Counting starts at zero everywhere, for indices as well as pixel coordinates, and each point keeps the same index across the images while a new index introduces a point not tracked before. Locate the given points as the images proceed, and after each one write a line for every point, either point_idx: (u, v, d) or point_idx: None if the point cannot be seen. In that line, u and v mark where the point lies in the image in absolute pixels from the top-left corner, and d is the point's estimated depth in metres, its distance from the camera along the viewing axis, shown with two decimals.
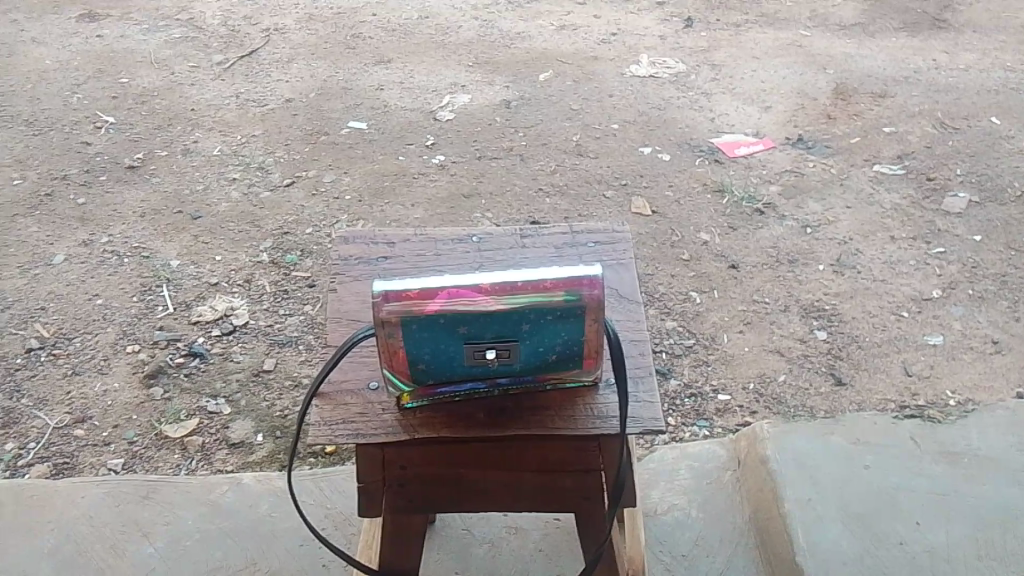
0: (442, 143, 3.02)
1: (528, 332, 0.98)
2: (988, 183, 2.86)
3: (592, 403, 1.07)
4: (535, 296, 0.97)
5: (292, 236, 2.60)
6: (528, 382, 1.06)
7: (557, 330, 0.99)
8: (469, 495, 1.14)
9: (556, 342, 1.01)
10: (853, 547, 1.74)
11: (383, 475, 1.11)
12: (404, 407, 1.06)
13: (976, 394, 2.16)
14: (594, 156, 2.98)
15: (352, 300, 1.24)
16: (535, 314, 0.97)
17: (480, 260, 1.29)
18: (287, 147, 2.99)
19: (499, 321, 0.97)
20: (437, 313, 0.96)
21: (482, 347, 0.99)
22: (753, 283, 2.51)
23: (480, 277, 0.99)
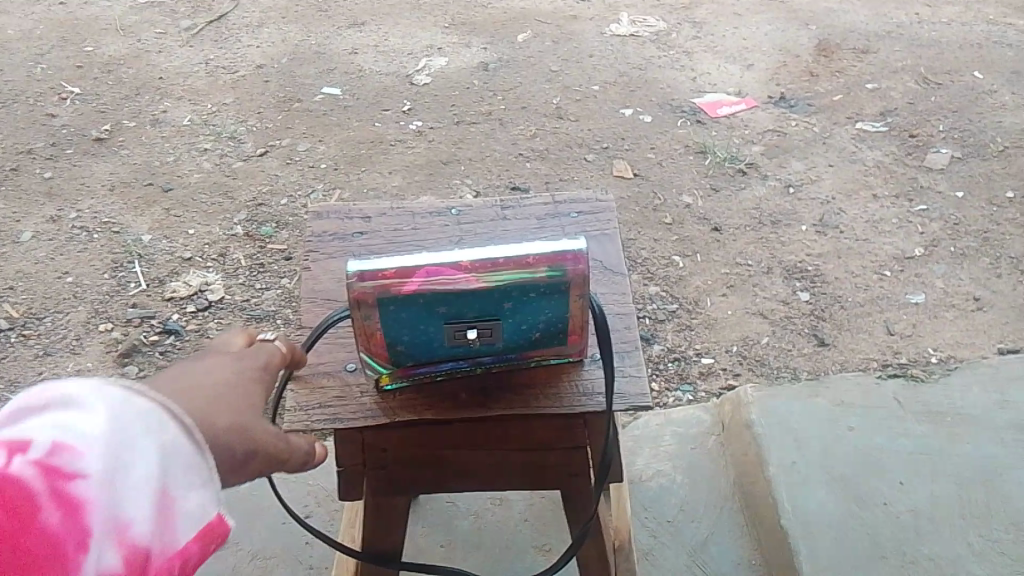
0: (419, 109, 2.96)
1: (510, 310, 0.96)
2: (971, 139, 2.84)
3: (577, 380, 1.05)
4: (517, 272, 0.94)
5: (267, 207, 2.55)
6: (510, 360, 1.03)
7: (541, 307, 0.97)
8: (452, 475, 1.13)
9: (540, 319, 0.98)
10: (837, 509, 1.75)
11: (364, 460, 1.09)
12: (384, 389, 1.03)
13: (957, 350, 2.16)
14: (574, 119, 2.93)
15: (326, 279, 1.21)
16: (517, 292, 0.94)
17: (459, 234, 1.26)
18: (260, 115, 2.92)
19: (481, 299, 0.94)
20: (416, 293, 0.93)
21: (463, 325, 0.96)
22: (735, 245, 2.49)
23: (460, 253, 0.95)
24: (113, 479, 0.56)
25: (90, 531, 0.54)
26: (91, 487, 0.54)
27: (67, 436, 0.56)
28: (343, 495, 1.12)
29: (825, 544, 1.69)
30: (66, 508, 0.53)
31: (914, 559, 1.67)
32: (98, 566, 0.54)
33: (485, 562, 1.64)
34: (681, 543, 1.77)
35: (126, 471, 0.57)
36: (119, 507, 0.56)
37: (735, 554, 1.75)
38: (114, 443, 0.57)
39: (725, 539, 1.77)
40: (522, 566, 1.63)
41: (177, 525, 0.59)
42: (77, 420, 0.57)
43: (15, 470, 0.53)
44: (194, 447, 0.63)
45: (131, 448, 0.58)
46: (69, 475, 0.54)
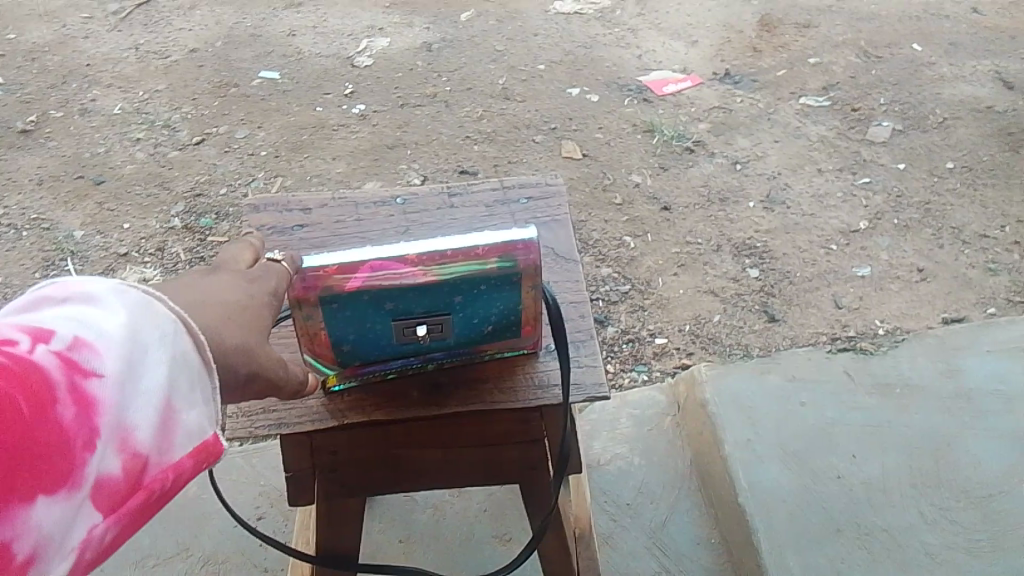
0: (361, 92, 2.89)
1: (460, 304, 0.92)
2: (911, 112, 2.88)
3: (531, 372, 1.02)
4: (466, 264, 0.90)
5: (206, 197, 2.47)
6: (462, 353, 1.00)
7: (492, 299, 0.94)
8: (407, 474, 1.10)
9: (492, 312, 0.95)
10: (792, 485, 1.76)
11: (314, 464, 1.05)
12: (332, 390, 1.00)
13: (903, 321, 2.19)
14: (520, 99, 2.89)
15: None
16: (467, 284, 0.91)
17: (406, 224, 1.22)
18: (195, 102, 2.82)
19: (429, 293, 0.91)
20: (361, 290, 0.89)
21: (410, 321, 0.93)
22: (685, 224, 2.48)
23: (405, 245, 0.91)
24: (125, 383, 0.58)
25: (102, 430, 0.55)
26: (105, 388, 0.56)
27: (87, 336, 0.57)
28: (295, 500, 1.09)
29: (781, 520, 1.70)
30: (86, 403, 0.55)
31: (868, 531, 1.69)
32: (102, 465, 0.56)
33: (444, 555, 1.62)
34: (640, 525, 1.77)
35: (137, 377, 0.59)
36: (127, 412, 0.57)
37: (693, 533, 1.75)
38: (130, 351, 0.59)
39: (684, 520, 1.78)
40: (482, 557, 1.61)
41: (176, 439, 0.61)
42: (96, 324, 0.59)
43: (37, 358, 0.54)
44: (196, 366, 0.65)
45: (144, 359, 0.60)
46: (88, 374, 0.56)
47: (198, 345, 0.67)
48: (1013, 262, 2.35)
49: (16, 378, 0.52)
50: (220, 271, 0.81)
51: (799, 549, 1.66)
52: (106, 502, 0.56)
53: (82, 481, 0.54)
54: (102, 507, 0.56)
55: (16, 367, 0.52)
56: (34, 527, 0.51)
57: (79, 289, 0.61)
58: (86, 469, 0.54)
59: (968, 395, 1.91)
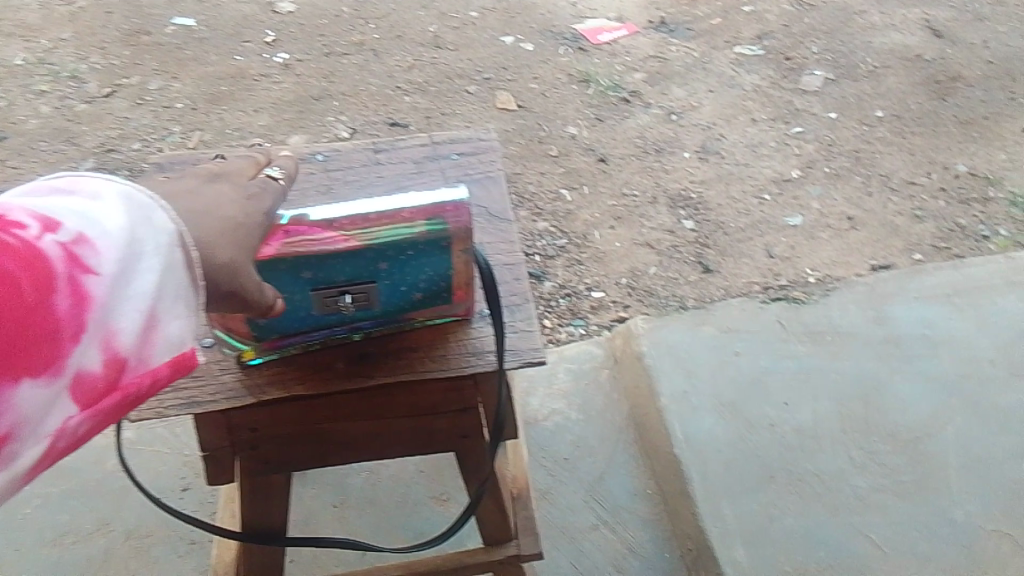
0: (284, 40, 2.77)
1: (385, 271, 0.88)
2: (843, 60, 2.88)
3: (465, 339, 0.99)
4: (393, 228, 0.87)
5: (117, 153, 2.35)
6: (388, 324, 0.96)
7: (420, 265, 0.89)
8: (334, 447, 1.06)
9: (421, 279, 0.91)
10: (727, 435, 1.77)
11: (234, 443, 1.01)
12: (249, 363, 0.95)
13: (833, 270, 2.21)
14: (452, 48, 2.81)
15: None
16: (392, 249, 0.87)
17: (328, 181, 1.17)
18: (104, 51, 2.67)
19: (351, 260, 0.86)
20: (276, 259, 0.84)
21: (330, 289, 0.88)
22: (621, 175, 2.46)
23: (330, 210, 0.88)
24: (120, 283, 0.56)
25: (92, 325, 0.53)
26: (102, 286, 0.54)
27: (90, 232, 0.55)
28: (214, 481, 1.04)
29: (716, 470, 1.72)
30: (82, 296, 0.53)
31: (800, 477, 1.72)
32: (86, 361, 0.53)
33: (380, 519, 1.59)
34: (577, 480, 1.77)
35: (131, 281, 0.57)
36: (115, 314, 0.55)
37: (630, 486, 1.76)
38: (129, 250, 0.57)
39: (621, 473, 1.78)
40: (420, 519, 1.59)
41: (157, 347, 0.60)
42: (99, 220, 0.57)
43: (44, 246, 0.52)
44: (186, 278, 0.63)
45: (140, 262, 0.58)
46: (87, 270, 0.54)
47: (195, 257, 0.64)
48: (939, 209, 2.40)
49: (21, 264, 0.50)
50: (216, 183, 0.78)
51: (733, 497, 1.68)
52: (83, 397, 0.54)
53: (65, 374, 0.52)
54: (78, 402, 0.54)
55: (23, 253, 0.50)
56: (11, 408, 0.49)
57: (84, 185, 0.59)
58: (70, 363, 0.52)
59: (897, 341, 1.94)
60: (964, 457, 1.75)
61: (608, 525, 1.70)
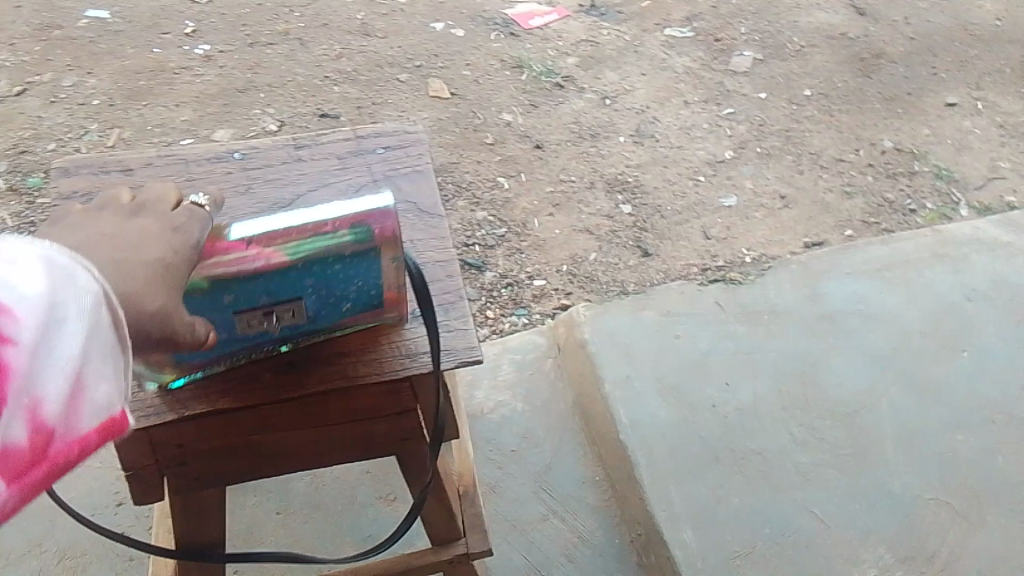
0: (205, 31, 2.68)
1: (312, 287, 0.86)
2: (770, 40, 2.91)
3: (397, 341, 0.98)
4: (319, 243, 0.84)
5: (31, 154, 2.25)
6: (316, 334, 0.94)
7: (348, 277, 0.88)
8: (265, 458, 1.04)
9: (349, 289, 0.89)
10: (670, 418, 1.78)
11: (158, 461, 0.98)
12: (171, 387, 0.92)
13: (768, 249, 2.24)
14: (381, 36, 2.75)
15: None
16: (318, 265, 0.85)
17: (246, 181, 1.15)
18: (13, 47, 2.55)
19: (275, 279, 0.84)
20: (194, 286, 0.81)
21: (254, 310, 0.86)
22: (557, 161, 2.45)
23: (245, 229, 0.84)
24: (40, 353, 0.58)
25: (11, 398, 0.56)
26: (22, 357, 0.56)
27: (9, 299, 0.57)
28: (139, 500, 1.01)
29: (661, 454, 1.73)
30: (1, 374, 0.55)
31: (743, 456, 1.74)
32: (9, 432, 0.56)
33: (326, 523, 1.56)
34: (525, 471, 1.76)
35: (55, 349, 0.59)
36: (36, 384, 0.58)
37: (578, 474, 1.75)
38: (52, 317, 0.59)
39: (568, 462, 1.77)
40: (367, 521, 1.56)
41: (85, 412, 0.62)
42: (16, 285, 0.57)
43: None
44: (117, 336, 0.64)
45: (63, 328, 0.59)
46: (5, 344, 0.56)
47: (122, 312, 0.65)
48: (868, 185, 2.45)
49: None
50: (139, 222, 0.77)
51: (679, 481, 1.69)
52: (8, 471, 0.57)
53: None
54: (5, 471, 0.57)
55: None
56: None
57: (2, 245, 0.59)
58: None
59: (832, 317, 1.98)
60: (900, 428, 1.79)
61: (557, 515, 1.70)
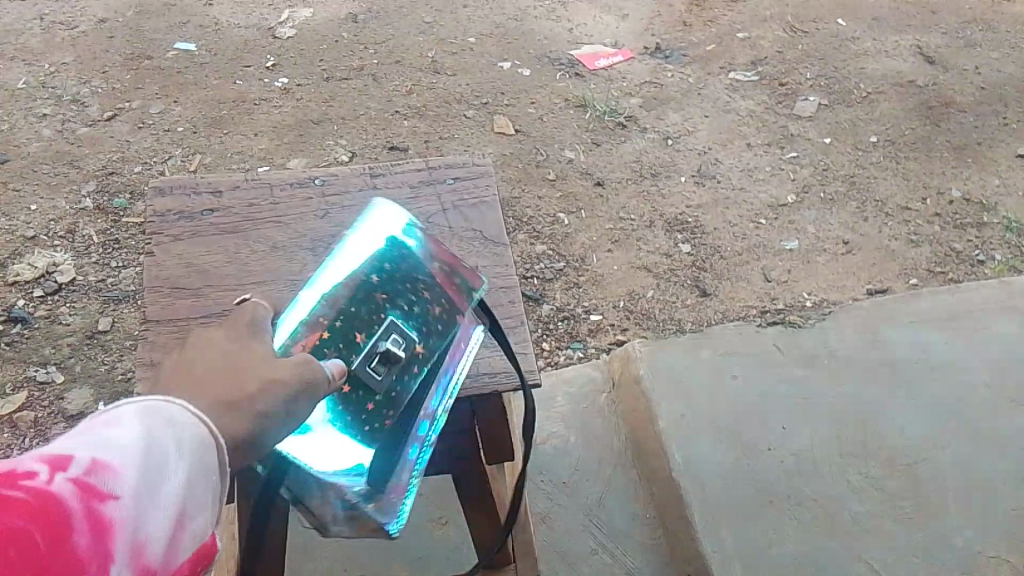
0: (284, 65, 2.79)
1: (387, 298, 0.96)
2: (836, 86, 2.91)
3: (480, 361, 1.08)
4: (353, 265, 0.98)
5: (118, 176, 2.37)
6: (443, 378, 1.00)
7: (406, 275, 0.98)
8: None
9: (415, 288, 0.98)
10: (724, 459, 1.77)
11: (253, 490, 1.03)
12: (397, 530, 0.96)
13: (829, 294, 2.23)
14: (451, 73, 2.83)
15: (169, 262, 1.14)
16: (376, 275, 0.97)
17: (325, 207, 1.21)
18: (105, 75, 2.69)
19: (354, 307, 0.94)
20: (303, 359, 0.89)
21: (370, 355, 0.92)
22: (618, 200, 2.47)
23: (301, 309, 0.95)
24: (139, 496, 0.59)
25: (119, 550, 0.55)
26: (121, 509, 0.57)
27: (103, 457, 0.59)
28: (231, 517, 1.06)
29: (714, 494, 1.72)
30: (109, 523, 0.55)
31: (798, 502, 1.72)
32: None
33: (378, 541, 1.59)
34: (576, 504, 1.76)
35: (151, 496, 0.60)
36: (141, 529, 0.58)
37: (629, 510, 1.76)
38: (145, 465, 0.60)
39: (618, 497, 1.78)
40: (419, 543, 1.59)
41: (177, 548, 0.61)
42: (108, 444, 0.60)
43: (58, 486, 0.54)
44: (206, 472, 0.66)
45: (161, 471, 0.61)
46: (104, 496, 0.56)
47: (214, 448, 0.68)
48: (934, 233, 2.42)
49: (39, 510, 0.51)
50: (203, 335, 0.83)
51: (732, 523, 1.68)
52: None
53: None
54: None
55: (40, 499, 0.52)
56: None
57: (92, 424, 0.63)
58: None
59: (893, 365, 1.95)
60: (963, 482, 1.76)
61: (606, 549, 1.70)
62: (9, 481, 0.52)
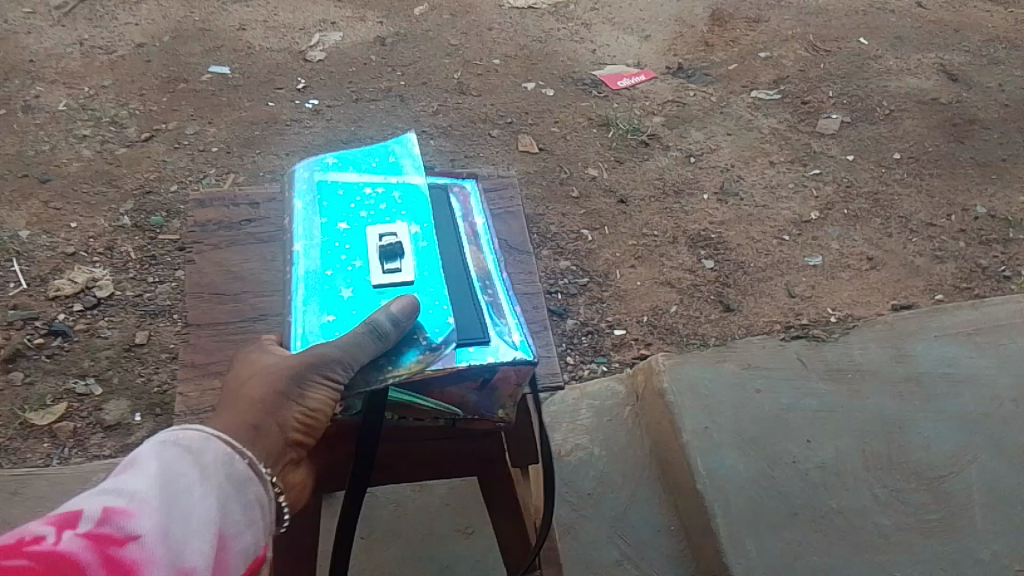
0: (314, 87, 2.86)
1: (363, 221, 1.09)
2: (859, 104, 2.92)
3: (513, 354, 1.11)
4: (315, 220, 1.10)
5: (155, 195, 2.44)
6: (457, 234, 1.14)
7: (365, 199, 1.12)
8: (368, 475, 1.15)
9: (379, 202, 1.11)
10: (749, 471, 1.78)
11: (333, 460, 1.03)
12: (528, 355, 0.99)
13: (855, 308, 2.24)
14: (476, 94, 2.88)
15: (211, 269, 1.21)
16: (344, 218, 1.09)
17: None
18: (142, 98, 2.77)
19: (343, 250, 1.05)
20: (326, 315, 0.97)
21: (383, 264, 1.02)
22: (641, 217, 2.50)
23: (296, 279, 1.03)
24: (160, 531, 0.64)
25: None
26: (142, 548, 0.62)
27: (117, 504, 0.64)
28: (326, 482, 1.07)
29: (739, 505, 1.72)
30: (120, 569, 0.60)
31: (823, 514, 1.72)
32: None
33: (407, 549, 1.62)
34: (601, 515, 1.78)
35: (171, 528, 0.65)
36: (166, 560, 0.64)
37: (653, 522, 1.77)
38: (160, 503, 0.66)
39: (643, 509, 1.79)
40: (445, 552, 1.61)
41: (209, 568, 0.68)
42: (123, 490, 0.65)
43: (73, 542, 0.59)
44: (224, 493, 0.72)
45: (175, 508, 0.67)
46: (123, 541, 0.62)
47: (232, 467, 0.74)
48: (959, 250, 2.42)
49: (58, 568, 0.57)
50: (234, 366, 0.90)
51: (757, 534, 1.68)
52: None
53: None
54: None
55: (58, 559, 0.57)
56: None
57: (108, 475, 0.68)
58: None
59: (918, 379, 1.95)
60: (989, 495, 1.75)
61: (631, 561, 1.71)
62: (25, 547, 0.57)
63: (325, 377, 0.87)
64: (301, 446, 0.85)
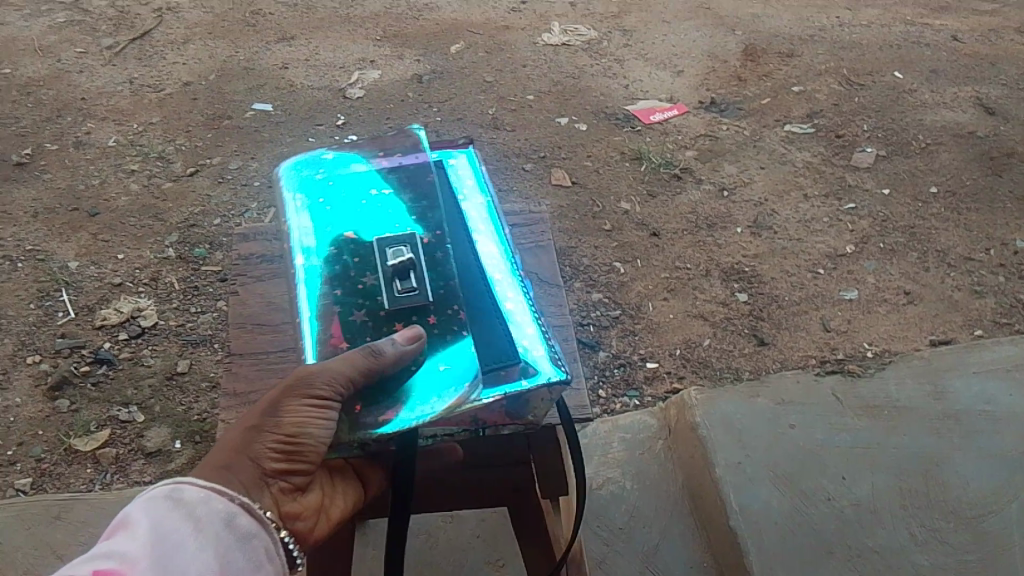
0: (353, 123, 2.93)
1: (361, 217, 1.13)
2: (894, 137, 2.91)
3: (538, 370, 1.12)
4: (312, 223, 1.13)
5: (199, 228, 2.50)
6: (465, 223, 1.18)
7: (360, 199, 1.15)
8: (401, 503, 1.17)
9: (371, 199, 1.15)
10: (784, 506, 1.77)
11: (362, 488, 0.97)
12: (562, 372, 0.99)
13: (891, 343, 2.22)
14: (511, 129, 2.93)
15: (253, 300, 1.26)
16: (342, 220, 1.13)
17: None
18: (188, 134, 2.86)
19: (347, 252, 1.08)
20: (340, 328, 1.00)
21: (384, 249, 1.06)
22: (673, 250, 2.52)
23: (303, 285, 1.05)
24: None
25: None
26: None
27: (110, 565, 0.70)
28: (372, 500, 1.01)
29: (773, 542, 1.71)
30: None
31: (859, 552, 1.70)
32: None
33: None
34: (632, 550, 1.77)
35: None
36: None
37: (685, 558, 1.76)
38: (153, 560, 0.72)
39: (675, 544, 1.79)
40: None
41: None
42: (117, 551, 0.71)
43: None
44: (222, 538, 0.78)
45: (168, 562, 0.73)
46: None
47: (226, 508, 0.79)
48: (998, 284, 2.39)
49: None
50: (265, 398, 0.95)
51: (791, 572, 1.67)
52: None
53: None
54: None
55: None
56: None
57: (107, 534, 0.74)
58: None
59: (956, 416, 1.92)
60: None
61: None
62: None
63: (302, 396, 0.86)
64: (290, 475, 0.86)
